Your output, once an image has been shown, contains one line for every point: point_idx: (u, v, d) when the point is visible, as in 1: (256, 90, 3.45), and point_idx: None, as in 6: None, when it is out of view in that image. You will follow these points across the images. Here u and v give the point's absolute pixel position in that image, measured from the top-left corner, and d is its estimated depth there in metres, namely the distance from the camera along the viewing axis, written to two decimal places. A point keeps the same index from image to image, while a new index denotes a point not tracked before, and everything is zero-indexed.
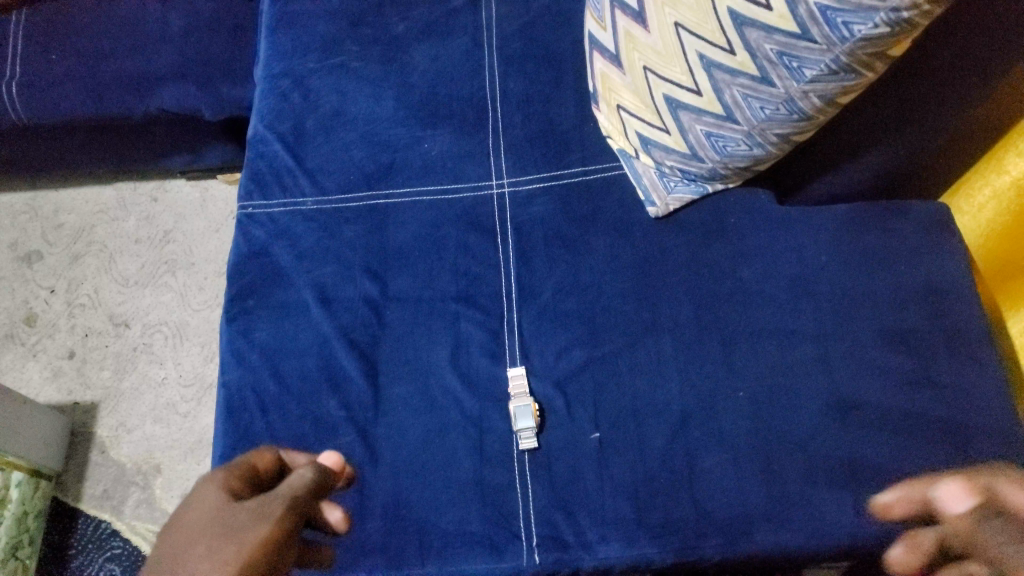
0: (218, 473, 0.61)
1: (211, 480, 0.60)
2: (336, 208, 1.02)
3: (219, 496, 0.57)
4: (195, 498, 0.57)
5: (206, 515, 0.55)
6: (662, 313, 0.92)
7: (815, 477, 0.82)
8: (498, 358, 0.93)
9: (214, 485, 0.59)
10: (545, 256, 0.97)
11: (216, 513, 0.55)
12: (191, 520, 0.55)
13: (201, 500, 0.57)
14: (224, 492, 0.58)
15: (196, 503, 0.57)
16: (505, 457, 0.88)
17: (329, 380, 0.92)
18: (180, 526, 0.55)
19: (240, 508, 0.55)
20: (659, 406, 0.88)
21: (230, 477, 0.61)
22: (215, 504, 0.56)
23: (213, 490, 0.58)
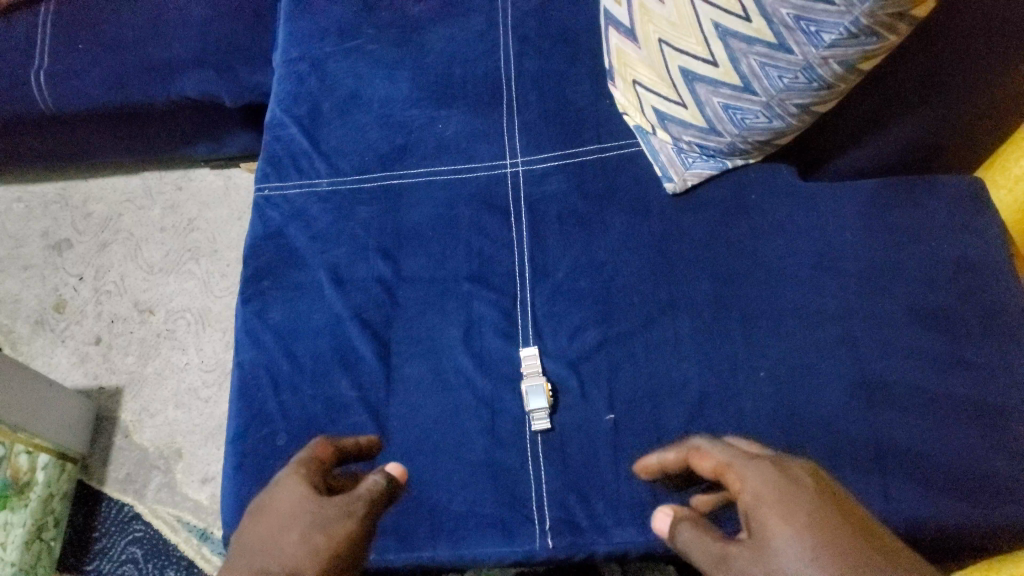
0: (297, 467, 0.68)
1: (293, 471, 0.68)
2: (351, 188, 1.02)
3: (302, 485, 0.66)
4: (280, 490, 0.66)
5: (292, 507, 0.63)
6: (680, 291, 0.90)
7: (838, 460, 0.79)
8: (511, 338, 0.91)
9: (295, 478, 0.67)
10: (560, 235, 0.95)
11: (303, 504, 0.64)
12: (278, 511, 0.63)
13: (287, 492, 0.65)
14: (305, 482, 0.66)
15: (281, 495, 0.65)
16: (517, 437, 0.86)
17: (341, 360, 0.92)
18: (267, 517, 0.64)
19: (326, 502, 0.64)
20: (676, 387, 0.85)
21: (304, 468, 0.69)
22: (301, 495, 0.64)
23: (295, 483, 0.66)
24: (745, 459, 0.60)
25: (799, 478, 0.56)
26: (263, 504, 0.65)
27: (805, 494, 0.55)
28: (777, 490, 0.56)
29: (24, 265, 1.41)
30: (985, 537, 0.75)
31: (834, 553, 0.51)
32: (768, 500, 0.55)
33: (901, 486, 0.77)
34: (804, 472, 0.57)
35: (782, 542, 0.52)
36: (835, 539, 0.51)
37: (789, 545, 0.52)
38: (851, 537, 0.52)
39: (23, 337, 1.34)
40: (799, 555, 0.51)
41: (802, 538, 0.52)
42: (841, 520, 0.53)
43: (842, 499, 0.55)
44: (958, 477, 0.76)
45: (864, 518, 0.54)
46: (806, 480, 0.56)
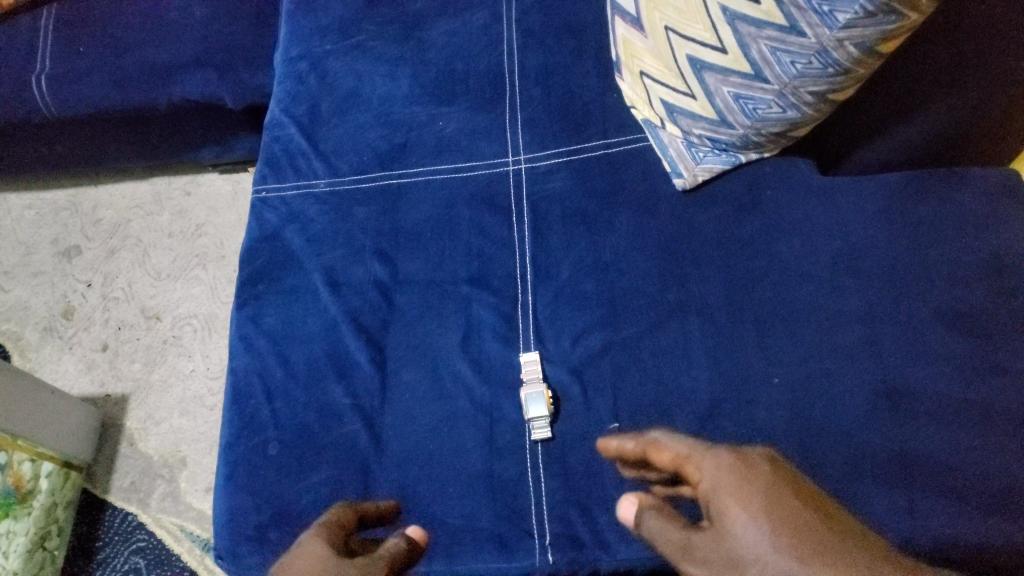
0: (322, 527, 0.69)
1: (317, 532, 0.69)
2: (349, 189, 0.99)
3: (326, 547, 0.65)
4: (307, 547, 0.66)
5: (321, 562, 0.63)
6: (689, 293, 0.84)
7: (858, 473, 0.73)
8: (511, 342, 0.87)
9: (319, 538, 0.67)
10: (563, 234, 0.91)
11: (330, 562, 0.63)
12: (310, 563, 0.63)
13: (312, 549, 0.65)
14: (328, 545, 0.66)
15: (307, 555, 0.64)
16: (516, 447, 0.81)
17: (335, 366, 0.88)
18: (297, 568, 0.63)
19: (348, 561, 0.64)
20: (684, 394, 0.80)
21: (326, 529, 0.70)
22: (325, 551, 0.65)
23: (319, 543, 0.67)
24: (702, 451, 0.64)
25: (753, 463, 0.60)
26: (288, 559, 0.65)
27: (758, 476, 0.58)
28: (732, 476, 0.59)
29: (34, 272, 1.41)
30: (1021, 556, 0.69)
31: (785, 526, 0.54)
32: (725, 486, 0.59)
33: (928, 501, 0.71)
34: (760, 457, 0.61)
35: (739, 519, 0.56)
36: (789, 515, 0.55)
37: (746, 526, 0.55)
38: (796, 505, 0.56)
39: (31, 344, 1.34)
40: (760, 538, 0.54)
41: (757, 519, 0.55)
42: (793, 496, 0.57)
43: (792, 474, 0.60)
44: (991, 491, 0.70)
45: (814, 490, 0.58)
46: (760, 465, 0.59)
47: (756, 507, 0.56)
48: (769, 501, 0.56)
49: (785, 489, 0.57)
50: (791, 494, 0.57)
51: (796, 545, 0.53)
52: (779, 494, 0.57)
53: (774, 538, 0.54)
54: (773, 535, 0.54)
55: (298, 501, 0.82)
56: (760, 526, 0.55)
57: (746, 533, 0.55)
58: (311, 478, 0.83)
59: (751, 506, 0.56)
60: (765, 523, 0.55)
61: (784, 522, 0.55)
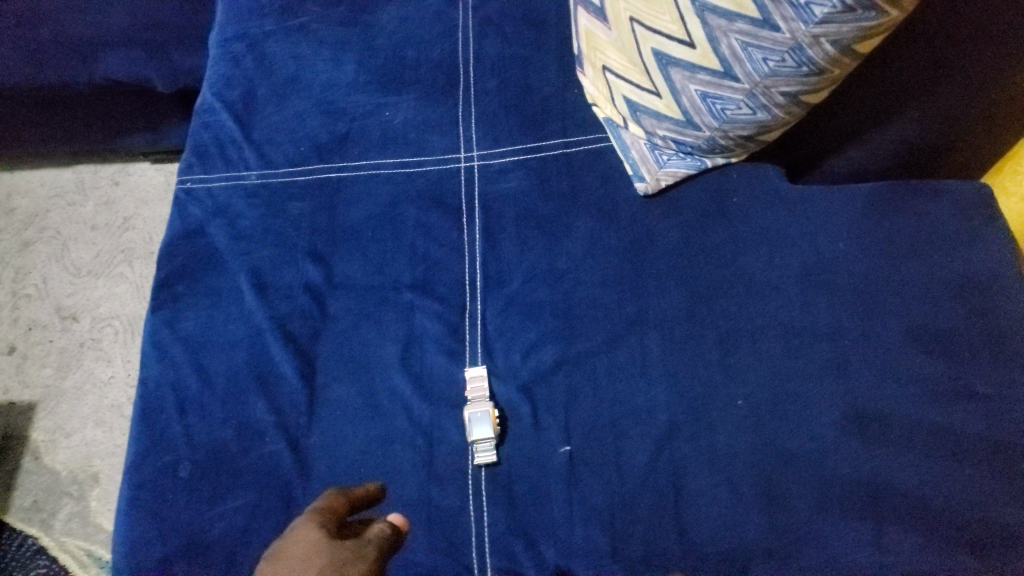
0: (310, 519, 0.61)
1: (307, 519, 0.61)
2: (283, 182, 0.91)
3: (318, 532, 0.59)
4: (296, 538, 0.58)
5: (310, 555, 0.56)
6: (649, 305, 0.78)
7: (825, 504, 0.67)
8: (455, 355, 0.79)
9: (310, 527, 0.59)
10: (516, 239, 0.84)
11: (322, 553, 0.56)
12: (296, 559, 0.56)
13: (302, 539, 0.58)
14: (318, 528, 0.60)
15: (297, 544, 0.58)
16: (456, 472, 0.74)
17: (259, 378, 0.80)
18: (285, 559, 0.57)
19: (339, 542, 0.58)
20: (642, 416, 0.73)
21: (312, 516, 0.62)
22: (320, 541, 0.58)
23: (310, 530, 0.59)
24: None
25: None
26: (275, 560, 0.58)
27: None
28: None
29: None
30: None
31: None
32: None
33: (897, 536, 0.66)
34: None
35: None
36: None
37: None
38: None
39: None
40: None
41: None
42: None
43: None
44: (961, 526, 0.65)
45: None
46: None
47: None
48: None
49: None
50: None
51: None
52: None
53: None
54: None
55: (212, 528, 0.74)
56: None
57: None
58: (226, 504, 0.75)
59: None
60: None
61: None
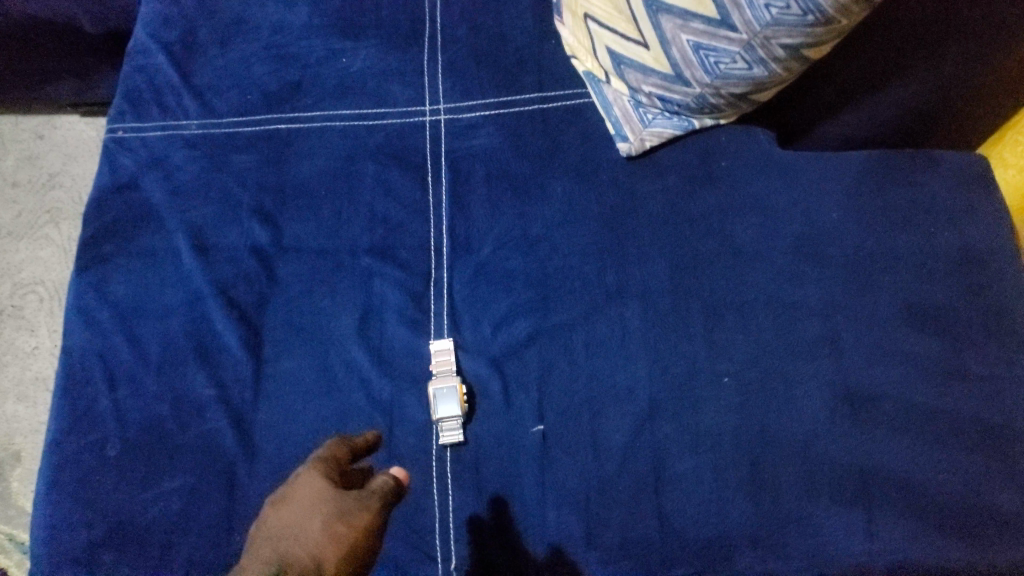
0: (316, 464, 0.57)
1: (311, 465, 0.57)
2: (228, 133, 0.82)
3: (322, 477, 0.55)
4: (299, 484, 0.54)
5: (315, 501, 0.53)
6: (630, 275, 0.72)
7: (817, 489, 0.63)
8: (418, 326, 0.73)
9: (314, 472, 0.55)
10: (486, 200, 0.77)
11: (326, 501, 0.53)
12: (301, 504, 0.53)
13: (306, 484, 0.54)
14: (323, 473, 0.56)
15: (301, 488, 0.54)
16: (419, 453, 0.68)
17: (199, 348, 0.72)
18: (289, 505, 0.53)
19: (344, 490, 0.54)
20: (621, 393, 0.68)
21: (315, 460, 0.57)
22: (324, 490, 0.54)
23: (314, 475, 0.55)
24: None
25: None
26: (277, 506, 0.54)
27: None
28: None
29: None
30: None
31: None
32: None
33: (889, 523, 0.61)
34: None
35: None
36: None
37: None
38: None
39: None
40: None
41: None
42: None
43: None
44: (955, 513, 0.61)
45: None
46: None
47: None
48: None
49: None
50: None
51: None
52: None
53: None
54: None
55: (144, 513, 0.66)
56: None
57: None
58: (161, 487, 0.67)
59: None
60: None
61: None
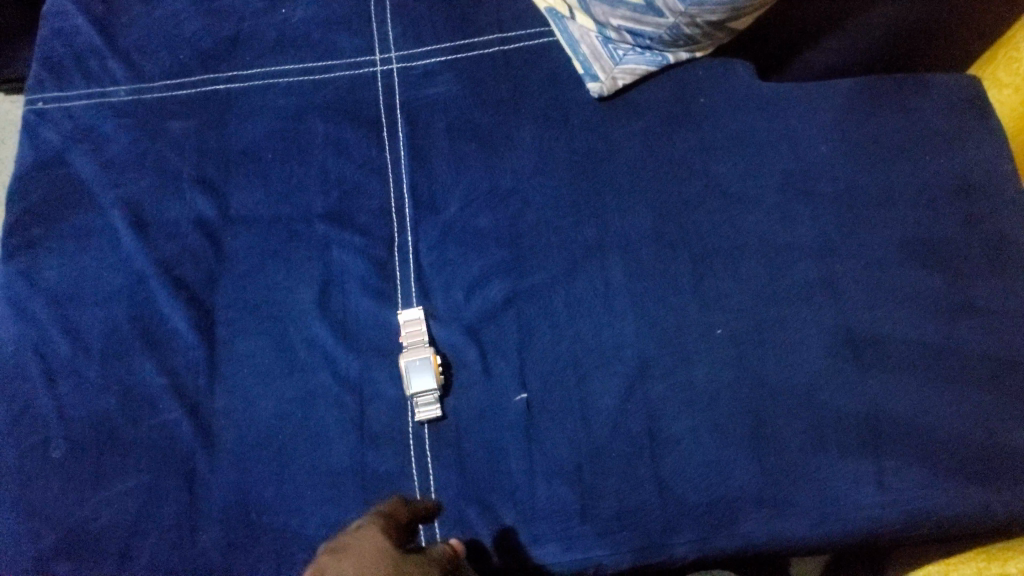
0: (376, 520, 0.52)
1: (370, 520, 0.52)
2: (160, 98, 0.74)
3: (386, 538, 0.49)
4: (361, 534, 0.49)
5: (379, 556, 0.47)
6: (610, 226, 0.67)
7: (823, 442, 0.59)
8: (383, 295, 0.67)
9: (377, 529, 0.50)
10: (449, 154, 0.71)
11: (392, 559, 0.46)
12: (364, 554, 0.46)
13: (368, 537, 0.49)
14: (385, 533, 0.50)
15: (363, 541, 0.48)
16: (394, 432, 0.63)
17: (145, 334, 0.66)
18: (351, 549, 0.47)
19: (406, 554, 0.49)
20: (608, 354, 0.63)
21: (374, 519, 0.53)
22: (388, 545, 0.48)
23: (377, 532, 0.50)
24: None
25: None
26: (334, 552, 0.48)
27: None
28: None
29: None
30: (1001, 530, 0.58)
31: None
32: None
33: (901, 472, 0.58)
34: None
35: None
36: None
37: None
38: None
39: None
40: None
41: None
42: None
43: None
44: (968, 456, 0.58)
45: None
46: None
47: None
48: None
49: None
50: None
51: None
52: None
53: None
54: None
55: (97, 518, 0.60)
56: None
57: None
58: (115, 488, 0.61)
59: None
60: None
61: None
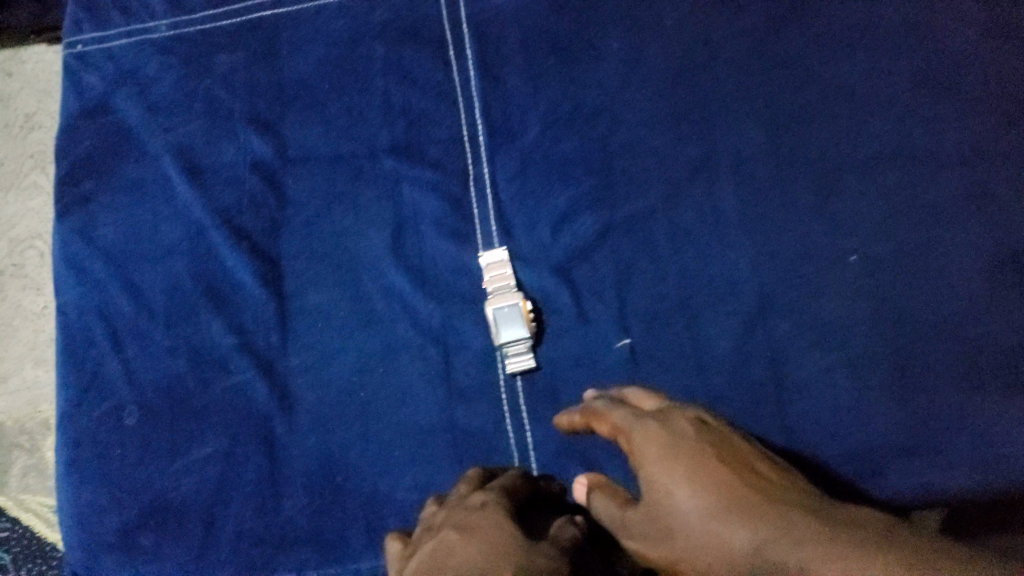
0: (498, 491, 0.47)
1: (493, 492, 0.47)
2: (204, 31, 0.68)
3: (511, 519, 0.44)
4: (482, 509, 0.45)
5: (500, 542, 0.41)
6: (716, 143, 0.58)
7: (978, 380, 0.52)
8: (461, 235, 0.60)
9: (500, 501, 0.46)
10: (525, 71, 0.63)
11: (515, 545, 0.41)
12: (482, 539, 0.41)
13: (487, 510, 0.45)
14: (509, 513, 0.45)
15: (486, 524, 0.43)
16: (484, 386, 0.57)
17: (210, 291, 0.61)
18: (472, 519, 0.44)
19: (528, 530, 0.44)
20: (722, 290, 0.56)
21: (498, 494, 0.47)
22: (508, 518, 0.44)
23: (499, 503, 0.46)
24: (652, 432, 0.46)
25: (680, 432, 0.45)
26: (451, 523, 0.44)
27: (695, 445, 0.44)
28: (670, 445, 0.44)
29: None
30: None
31: (730, 506, 0.40)
32: (653, 450, 0.45)
33: None
34: (689, 422, 0.46)
35: (674, 483, 0.43)
36: (718, 476, 0.42)
37: (682, 492, 0.42)
38: (768, 510, 0.40)
39: None
40: (694, 498, 0.42)
41: (710, 525, 0.40)
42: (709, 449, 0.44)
43: (758, 457, 0.45)
44: None
45: (742, 447, 0.45)
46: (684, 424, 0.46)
47: (712, 484, 0.42)
48: (756, 515, 0.40)
49: (723, 459, 0.43)
50: (729, 472, 0.42)
51: (715, 491, 0.41)
52: (722, 473, 0.42)
53: (711, 513, 0.41)
54: (713, 512, 0.41)
55: (177, 488, 0.57)
56: (702, 497, 0.41)
57: (695, 511, 0.41)
58: (192, 455, 0.57)
59: (730, 522, 0.40)
60: (708, 498, 0.41)
61: (841, 546, 0.36)
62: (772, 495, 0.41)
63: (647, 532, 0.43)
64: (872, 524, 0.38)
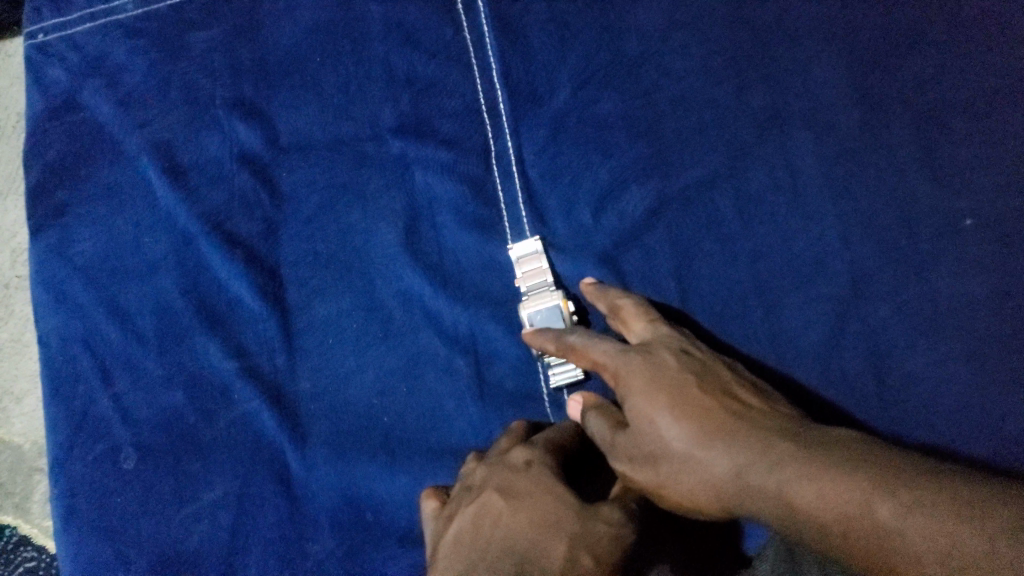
0: (542, 445, 0.41)
1: (538, 445, 0.41)
2: (175, 5, 0.58)
3: (562, 481, 0.38)
4: (527, 465, 0.40)
5: (552, 517, 0.36)
6: (788, 90, 0.48)
7: None
8: (485, 223, 0.51)
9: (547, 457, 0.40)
10: (548, 18, 0.52)
11: (569, 521, 0.36)
12: (532, 515, 0.36)
13: (534, 468, 0.39)
14: (558, 472, 0.39)
15: (535, 492, 0.38)
16: (524, 401, 0.49)
17: (206, 309, 0.53)
18: (517, 481, 0.39)
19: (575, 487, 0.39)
20: (805, 270, 0.46)
21: (543, 450, 0.41)
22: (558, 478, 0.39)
23: (547, 461, 0.40)
24: (630, 361, 0.39)
25: (663, 362, 0.39)
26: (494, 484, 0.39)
27: (677, 376, 0.37)
28: (652, 376, 0.38)
29: None
30: None
31: (713, 433, 0.35)
32: (630, 376, 0.38)
33: None
34: (673, 352, 0.40)
35: (652, 411, 0.36)
36: (702, 406, 0.36)
37: (663, 419, 0.36)
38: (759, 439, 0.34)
39: None
40: (678, 429, 0.36)
41: (695, 456, 0.35)
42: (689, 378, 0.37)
43: (736, 380, 0.39)
44: None
45: (725, 374, 0.39)
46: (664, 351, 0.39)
47: (693, 411, 0.36)
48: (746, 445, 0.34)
49: (706, 388, 0.37)
50: (707, 397, 0.37)
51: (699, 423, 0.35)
52: (702, 399, 0.36)
53: (692, 441, 0.35)
54: (699, 443, 0.35)
55: (188, 537, 0.50)
56: (683, 425, 0.36)
57: (677, 440, 0.35)
58: (200, 500, 0.51)
59: (714, 451, 0.35)
60: (690, 426, 0.35)
61: (813, 462, 0.32)
62: (751, 419, 0.35)
63: (629, 464, 0.37)
64: (847, 439, 0.33)
